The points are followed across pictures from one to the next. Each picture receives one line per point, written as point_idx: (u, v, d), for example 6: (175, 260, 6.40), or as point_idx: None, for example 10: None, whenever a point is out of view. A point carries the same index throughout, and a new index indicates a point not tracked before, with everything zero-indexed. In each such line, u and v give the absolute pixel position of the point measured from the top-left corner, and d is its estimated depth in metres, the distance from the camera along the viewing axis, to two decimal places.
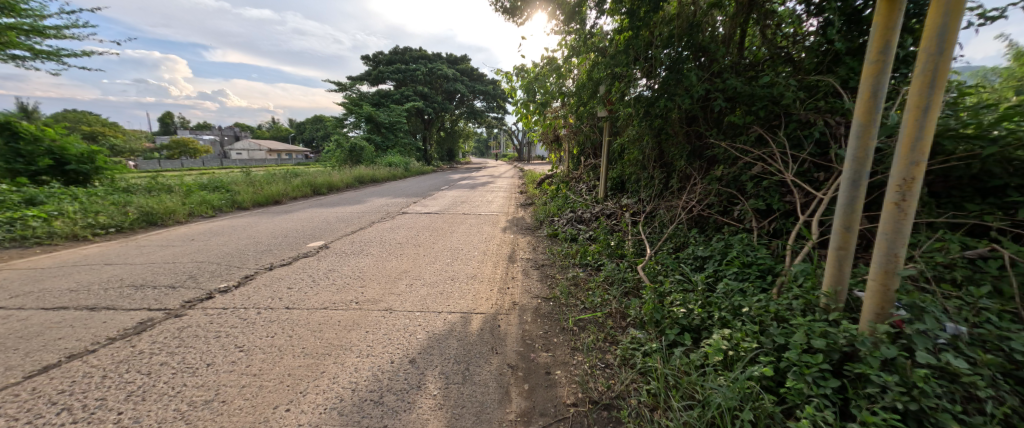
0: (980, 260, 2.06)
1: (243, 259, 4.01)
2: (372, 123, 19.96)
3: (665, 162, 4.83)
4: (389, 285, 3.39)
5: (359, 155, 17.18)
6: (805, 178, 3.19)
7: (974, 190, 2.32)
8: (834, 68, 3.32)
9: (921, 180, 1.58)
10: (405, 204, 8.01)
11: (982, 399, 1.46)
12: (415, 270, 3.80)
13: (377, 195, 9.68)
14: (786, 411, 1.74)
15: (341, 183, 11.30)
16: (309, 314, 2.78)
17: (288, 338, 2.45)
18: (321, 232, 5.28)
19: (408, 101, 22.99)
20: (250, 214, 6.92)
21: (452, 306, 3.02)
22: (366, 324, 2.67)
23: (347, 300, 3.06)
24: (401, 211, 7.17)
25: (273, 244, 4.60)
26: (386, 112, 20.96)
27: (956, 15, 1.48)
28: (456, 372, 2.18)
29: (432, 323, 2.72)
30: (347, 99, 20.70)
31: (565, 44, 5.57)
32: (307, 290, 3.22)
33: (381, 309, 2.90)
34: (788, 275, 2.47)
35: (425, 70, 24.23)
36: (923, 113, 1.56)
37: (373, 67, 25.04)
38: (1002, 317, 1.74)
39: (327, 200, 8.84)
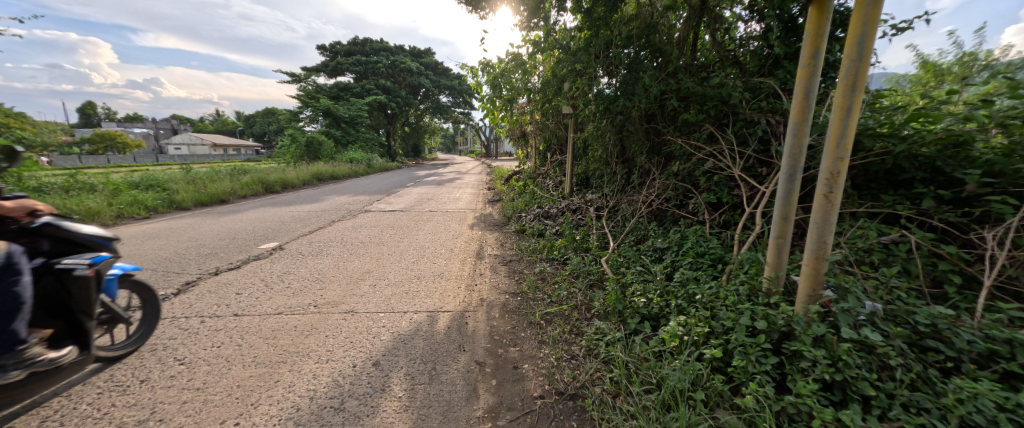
0: (893, 244, 2.32)
1: (184, 263, 3.77)
2: (330, 117, 19.09)
3: (627, 159, 5.03)
4: (352, 286, 3.31)
5: (317, 151, 16.40)
6: (750, 172, 3.45)
7: (888, 183, 2.61)
8: (774, 71, 3.60)
9: (845, 174, 1.76)
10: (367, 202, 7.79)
11: (894, 367, 1.65)
12: (379, 270, 3.73)
13: (338, 193, 9.35)
14: (734, 388, 1.90)
15: (297, 180, 10.79)
16: (262, 320, 2.68)
17: (237, 347, 2.34)
18: (276, 232, 5.06)
19: (369, 95, 22.19)
20: (191, 214, 6.48)
21: (418, 305, 3.01)
22: (326, 327, 2.61)
23: (305, 303, 2.96)
24: (363, 209, 6.97)
25: (219, 247, 4.35)
26: (346, 106, 20.13)
27: (872, 25, 1.64)
28: (423, 372, 2.18)
29: (398, 323, 2.70)
30: (301, 90, 19.66)
31: (528, 41, 5.61)
32: (259, 295, 3.08)
33: (343, 312, 2.84)
34: (736, 263, 2.67)
35: (386, 63, 23.49)
36: (846, 113, 1.73)
37: (330, 58, 23.96)
38: (910, 295, 1.98)
39: (281, 199, 8.40)
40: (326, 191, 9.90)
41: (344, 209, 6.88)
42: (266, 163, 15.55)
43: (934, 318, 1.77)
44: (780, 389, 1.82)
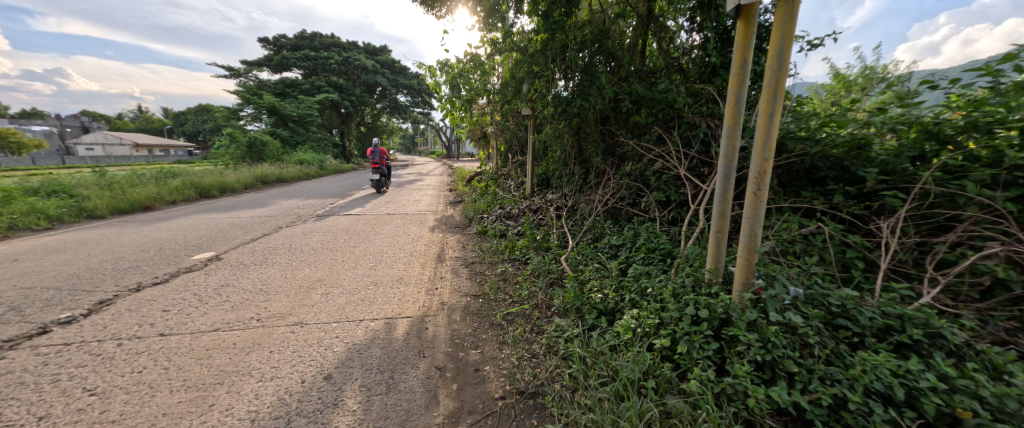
0: (812, 236, 2.59)
1: (98, 280, 3.43)
2: (275, 116, 17.98)
3: (584, 159, 5.20)
4: (301, 297, 3.17)
5: (261, 151, 15.38)
6: (694, 172, 3.70)
7: (807, 181, 2.91)
8: (712, 78, 3.89)
9: (770, 173, 1.95)
10: (319, 206, 7.45)
11: (812, 344, 1.85)
12: (332, 277, 3.61)
13: (285, 197, 8.86)
14: (681, 374, 2.04)
15: (237, 183, 10.09)
16: (193, 339, 2.50)
17: (163, 371, 2.17)
18: (213, 241, 4.73)
19: (320, 93, 21.15)
20: (108, 224, 5.89)
21: (375, 312, 2.95)
22: (270, 342, 2.49)
23: (246, 318, 2.80)
24: (314, 213, 6.66)
25: (141, 260, 3.98)
26: (295, 104, 19.07)
27: (788, 40, 1.83)
28: (379, 382, 2.15)
29: (353, 332, 2.63)
30: (243, 86, 18.37)
31: (486, 42, 5.64)
32: (191, 312, 2.87)
33: (291, 324, 2.72)
34: (683, 257, 2.86)
35: (338, 59, 22.49)
36: (769, 119, 1.91)
37: (275, 52, 22.60)
38: (826, 280, 2.23)
39: (217, 204, 7.81)
40: (273, 195, 9.34)
41: (292, 214, 6.54)
42: (204, 165, 14.39)
43: (844, 299, 2.01)
44: (720, 372, 1.98)
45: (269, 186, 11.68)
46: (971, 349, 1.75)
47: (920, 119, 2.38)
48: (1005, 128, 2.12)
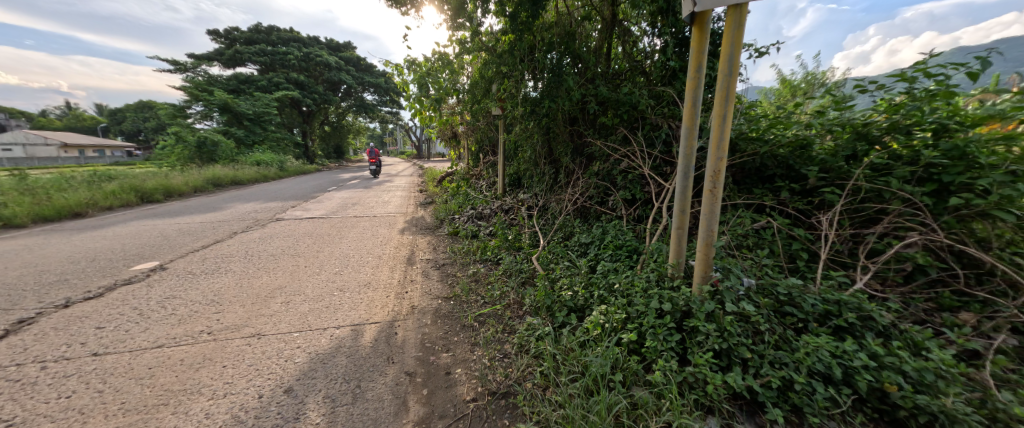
0: (763, 230, 2.77)
1: (19, 297, 3.13)
2: (229, 114, 16.97)
3: (554, 159, 5.29)
4: (258, 306, 3.03)
5: (212, 152, 14.42)
6: (658, 171, 3.86)
7: (759, 179, 3.11)
8: (672, 81, 4.08)
9: (724, 171, 2.07)
10: (279, 209, 7.14)
11: (763, 331, 1.98)
12: (294, 284, 3.47)
13: (241, 200, 8.42)
14: (646, 366, 2.13)
15: (186, 186, 9.47)
16: (133, 357, 2.34)
17: (97, 394, 2.02)
18: (157, 250, 4.43)
19: (280, 90, 20.22)
20: (32, 234, 5.39)
21: (340, 319, 2.88)
22: (224, 356, 2.38)
23: (195, 331, 2.64)
24: (274, 217, 6.38)
25: (70, 273, 3.67)
26: (250, 101, 18.10)
27: (737, 47, 1.94)
28: (345, 392, 2.11)
29: (317, 342, 2.56)
30: (193, 82, 17.26)
31: (454, 41, 5.59)
32: (131, 327, 2.68)
33: (248, 336, 2.61)
34: (648, 253, 2.98)
35: (298, 55, 21.52)
36: (722, 120, 2.03)
37: (228, 46, 21.35)
38: (775, 270, 2.40)
39: (163, 209, 7.30)
40: (226, 198, 8.82)
41: (249, 219, 6.23)
42: (149, 167, 13.41)
43: (790, 288, 2.17)
44: (683, 362, 2.08)
45: (223, 189, 11.03)
46: (896, 330, 1.95)
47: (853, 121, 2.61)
48: (921, 130, 2.39)
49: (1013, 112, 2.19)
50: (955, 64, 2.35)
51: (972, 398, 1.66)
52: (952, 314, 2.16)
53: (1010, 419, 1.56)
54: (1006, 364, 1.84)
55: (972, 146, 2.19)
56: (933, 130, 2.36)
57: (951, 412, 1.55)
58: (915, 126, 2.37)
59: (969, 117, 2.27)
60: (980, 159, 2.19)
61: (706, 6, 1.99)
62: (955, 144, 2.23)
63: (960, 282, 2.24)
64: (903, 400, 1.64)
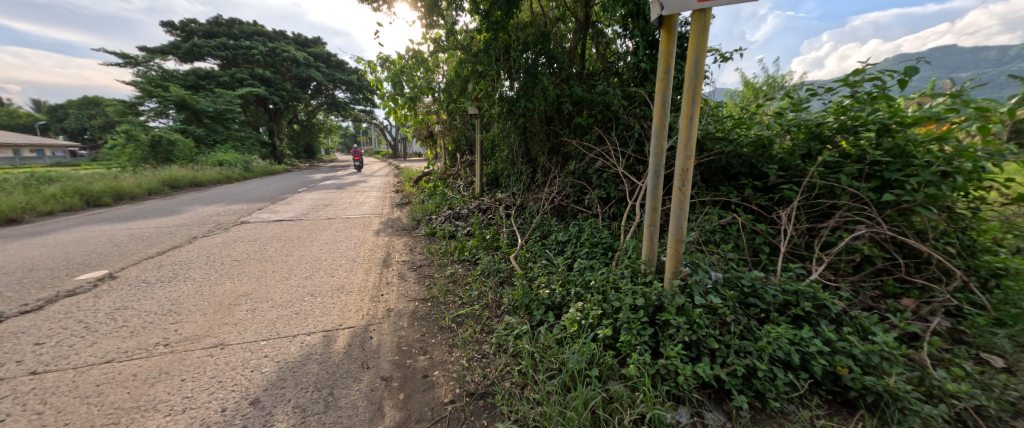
0: (729, 226, 2.89)
1: None
2: (187, 111, 16.08)
3: (531, 159, 5.33)
4: (221, 314, 2.90)
5: (169, 151, 13.60)
6: (631, 170, 3.96)
7: (724, 177, 3.25)
8: (643, 83, 4.20)
9: (692, 170, 2.15)
10: (244, 212, 6.86)
11: (729, 322, 2.08)
12: (260, 290, 3.34)
13: (202, 203, 8.03)
14: (622, 360, 2.19)
15: (138, 189, 8.92)
16: (77, 374, 2.19)
17: (35, 417, 1.89)
18: (106, 257, 4.16)
19: (245, 87, 19.38)
20: None
21: (311, 326, 2.81)
22: (182, 369, 2.27)
23: (149, 344, 2.50)
24: (238, 220, 6.13)
25: (3, 285, 3.40)
26: (211, 98, 17.22)
27: (702, 51, 2.02)
28: (317, 401, 2.07)
29: (285, 350, 2.50)
30: (146, 77, 16.24)
31: (428, 39, 5.53)
32: (75, 342, 2.51)
33: (209, 346, 2.50)
34: (622, 250, 3.05)
35: (264, 50, 20.68)
36: (688, 121, 2.12)
37: (185, 38, 20.16)
38: (739, 264, 2.53)
39: (113, 214, 6.86)
40: (185, 201, 8.37)
41: (211, 222, 5.95)
42: (98, 168, 12.52)
43: (753, 280, 2.29)
44: (655, 354, 2.15)
45: (181, 191, 10.45)
46: (847, 316, 2.11)
47: (809, 122, 2.78)
48: (867, 130, 2.56)
49: (946, 113, 2.36)
50: (891, 70, 2.54)
51: (912, 376, 1.83)
52: (896, 300, 2.37)
53: (944, 394, 1.75)
54: (941, 345, 2.05)
55: (911, 146, 2.37)
56: (877, 130, 2.53)
57: (895, 391, 1.71)
58: (861, 126, 2.55)
59: (908, 117, 2.41)
60: (916, 157, 2.41)
61: (674, 10, 2.07)
62: (896, 143, 2.43)
63: (902, 271, 2.47)
64: (853, 381, 1.78)
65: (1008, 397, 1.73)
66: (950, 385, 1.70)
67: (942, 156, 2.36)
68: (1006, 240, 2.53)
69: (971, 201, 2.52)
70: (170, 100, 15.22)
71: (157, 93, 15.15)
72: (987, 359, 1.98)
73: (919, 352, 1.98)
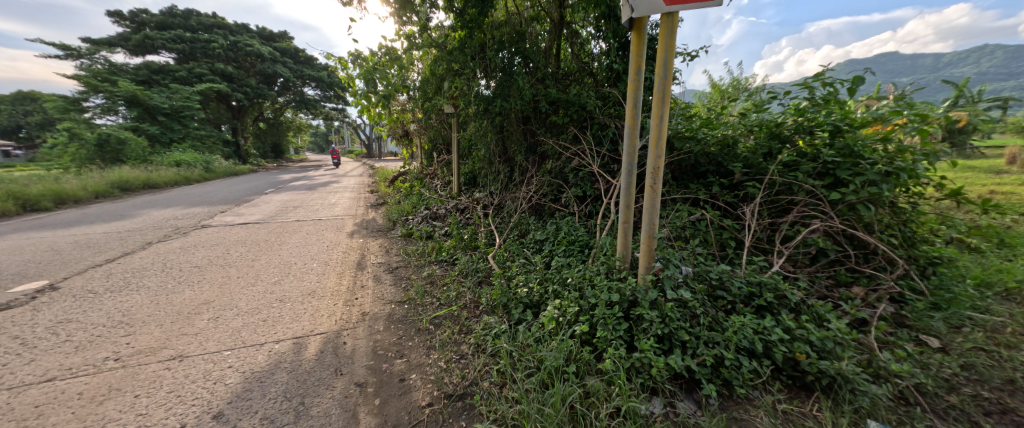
0: (698, 222, 2.99)
1: None
2: (141, 108, 15.10)
3: (508, 158, 5.31)
4: (180, 324, 2.75)
5: (120, 151, 12.72)
6: (606, 168, 4.02)
7: (693, 175, 3.35)
8: (617, 83, 4.28)
9: (662, 168, 2.20)
10: (205, 215, 6.53)
11: (699, 314, 2.15)
12: (223, 298, 3.19)
13: (158, 206, 7.58)
14: (598, 355, 2.22)
15: (84, 192, 8.30)
16: (14, 396, 2.03)
17: None
18: (47, 267, 3.86)
19: (205, 83, 18.40)
20: None
21: (280, 333, 2.71)
22: (137, 384, 2.14)
23: (98, 359, 2.35)
24: (198, 224, 5.82)
25: None
26: (166, 95, 16.23)
27: (671, 52, 2.07)
28: (287, 410, 2.00)
29: (252, 359, 2.40)
30: (92, 71, 15.10)
31: (402, 36, 5.42)
32: (11, 361, 2.32)
33: (166, 358, 2.37)
34: (598, 247, 3.10)
35: (224, 43, 19.67)
36: (659, 120, 2.17)
37: (134, 29, 18.65)
38: (707, 258, 2.62)
39: (55, 219, 6.38)
40: (139, 204, 7.86)
41: (168, 227, 5.63)
42: (37, 169, 11.55)
43: (721, 273, 2.38)
44: (630, 348, 2.19)
45: (133, 193, 9.80)
46: (805, 305, 2.23)
47: (771, 123, 3.02)
48: (821, 131, 2.79)
49: (890, 116, 2.63)
50: (842, 79, 2.82)
51: (861, 359, 1.97)
52: (848, 288, 2.55)
53: (888, 374, 1.90)
54: (886, 328, 2.24)
55: (859, 146, 2.61)
56: (831, 132, 2.76)
57: (846, 373, 1.82)
58: (815, 128, 2.79)
59: (858, 120, 2.69)
60: (863, 156, 2.64)
61: (644, 12, 2.10)
62: (846, 144, 2.64)
63: (851, 260, 2.66)
64: (810, 366, 1.89)
65: (943, 373, 1.93)
66: (894, 365, 1.85)
67: (885, 155, 2.61)
68: (942, 231, 2.97)
69: (909, 196, 2.79)
70: (120, 95, 14.22)
71: (104, 88, 14.10)
72: (926, 340, 2.20)
73: (868, 336, 2.15)
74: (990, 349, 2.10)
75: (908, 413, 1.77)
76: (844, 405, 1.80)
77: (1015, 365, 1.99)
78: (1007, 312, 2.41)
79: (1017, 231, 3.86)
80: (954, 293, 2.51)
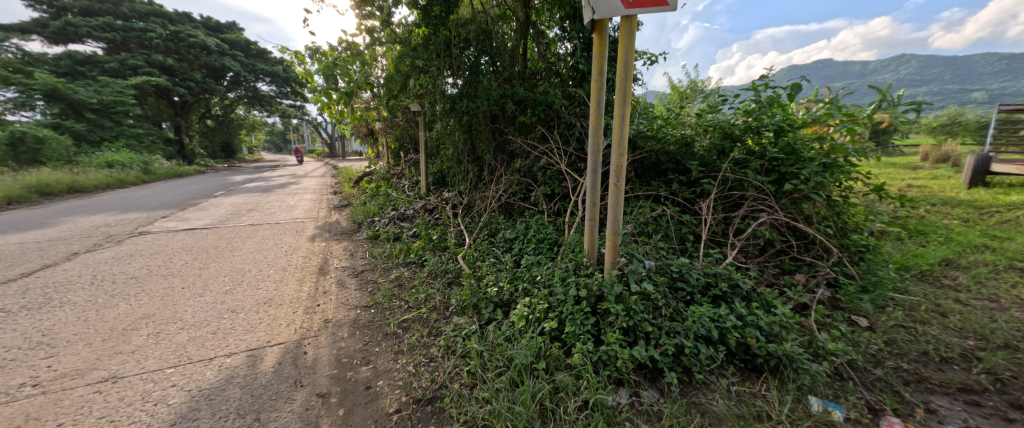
0: (661, 217, 3.06)
1: None
2: (67, 104, 13.70)
3: (477, 157, 5.21)
4: (113, 342, 2.50)
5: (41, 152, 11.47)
6: (574, 166, 4.05)
7: (654, 172, 3.42)
8: (582, 83, 4.33)
9: (625, 166, 2.22)
10: (144, 221, 6.03)
11: (661, 306, 2.20)
12: (165, 311, 2.94)
13: (89, 212, 6.92)
14: (567, 351, 2.21)
15: None
16: None
17: None
18: None
19: (141, 76, 16.96)
20: None
21: (232, 345, 2.52)
22: (61, 411, 1.92)
23: (12, 385, 2.09)
24: (136, 231, 5.37)
25: None
26: (96, 89, 14.82)
27: (631, 54, 2.09)
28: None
29: (200, 375, 2.22)
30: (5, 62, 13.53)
31: (364, 30, 5.22)
32: None
33: (97, 380, 2.14)
34: (566, 244, 3.11)
35: (164, 34, 18.19)
36: (621, 121, 2.19)
37: (55, 16, 17.00)
38: (667, 251, 2.70)
39: None
40: (66, 210, 7.15)
41: (99, 235, 5.16)
42: None
43: (680, 266, 2.45)
44: (597, 341, 2.19)
45: (59, 198, 8.87)
46: (754, 293, 2.34)
47: (719, 124, 3.15)
48: (766, 131, 2.97)
49: (824, 118, 2.84)
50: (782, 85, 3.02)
51: (802, 340, 2.09)
52: (791, 275, 2.72)
53: (826, 352, 2.02)
54: (823, 311, 2.39)
55: (800, 144, 2.80)
56: (775, 131, 2.94)
57: (791, 354, 1.91)
58: (762, 128, 2.96)
59: (798, 121, 2.89)
60: (803, 153, 2.82)
61: (605, 15, 2.08)
62: (789, 142, 2.83)
63: (794, 250, 2.85)
64: (760, 349, 1.97)
65: (870, 349, 2.10)
66: (830, 344, 1.98)
67: (821, 152, 2.83)
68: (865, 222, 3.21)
69: (840, 189, 3.03)
70: (37, 89, 12.82)
71: (17, 80, 12.64)
72: (856, 320, 2.36)
73: (808, 319, 2.28)
74: (907, 325, 2.30)
75: (842, 387, 1.89)
76: (788, 383, 1.88)
77: (928, 339, 2.18)
78: (921, 291, 2.64)
79: (929, 220, 4.26)
80: (879, 276, 2.74)
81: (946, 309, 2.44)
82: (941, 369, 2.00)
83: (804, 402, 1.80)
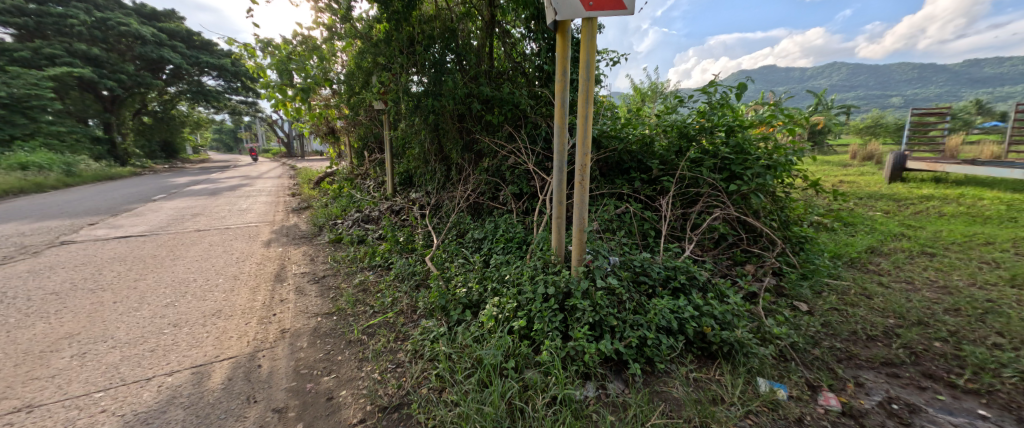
0: (626, 214, 3.11)
1: None
2: None
3: (445, 156, 5.06)
4: (28, 367, 2.22)
5: None
6: (541, 165, 4.05)
7: (618, 171, 3.45)
8: (548, 83, 4.33)
9: (589, 165, 2.22)
10: (70, 229, 5.45)
11: (625, 300, 2.23)
12: (93, 329, 2.65)
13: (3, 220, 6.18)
14: (535, 348, 2.19)
15: None
16: None
17: None
18: None
19: (63, 67, 15.36)
20: None
21: (174, 363, 2.32)
22: None
23: None
24: (58, 240, 4.84)
25: None
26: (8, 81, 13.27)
27: (592, 54, 2.09)
28: None
29: (137, 397, 2.01)
30: None
31: (320, 24, 4.98)
32: None
33: (7, 412, 1.89)
34: (535, 242, 3.09)
35: (91, 21, 16.56)
36: (585, 121, 2.19)
37: None
38: (629, 247, 2.77)
39: None
40: None
41: (15, 245, 4.60)
42: None
43: (642, 261, 2.50)
44: (565, 337, 2.18)
45: None
46: (710, 284, 2.42)
47: (676, 123, 3.25)
48: (718, 131, 3.11)
49: (768, 119, 3.03)
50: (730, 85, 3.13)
51: (752, 326, 2.18)
52: (741, 266, 2.87)
53: (772, 337, 2.11)
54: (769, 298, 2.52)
55: (747, 144, 2.97)
56: (726, 131, 3.10)
57: (742, 339, 1.99)
58: (714, 128, 3.11)
59: (745, 122, 3.06)
60: (750, 152, 2.98)
61: (566, 16, 2.07)
62: (738, 142, 3.00)
63: (744, 243, 3.01)
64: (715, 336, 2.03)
65: (809, 332, 2.22)
66: (776, 328, 2.07)
67: (765, 151, 3.02)
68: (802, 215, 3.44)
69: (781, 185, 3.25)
70: None
71: None
72: (797, 305, 2.51)
73: (757, 306, 2.40)
74: (839, 308, 2.47)
75: (786, 367, 1.98)
76: (739, 367, 1.95)
77: (857, 319, 2.35)
78: (850, 276, 2.86)
79: (858, 213, 4.63)
80: (815, 264, 2.94)
81: (871, 292, 2.64)
82: (867, 346, 2.15)
83: (753, 383, 1.88)
